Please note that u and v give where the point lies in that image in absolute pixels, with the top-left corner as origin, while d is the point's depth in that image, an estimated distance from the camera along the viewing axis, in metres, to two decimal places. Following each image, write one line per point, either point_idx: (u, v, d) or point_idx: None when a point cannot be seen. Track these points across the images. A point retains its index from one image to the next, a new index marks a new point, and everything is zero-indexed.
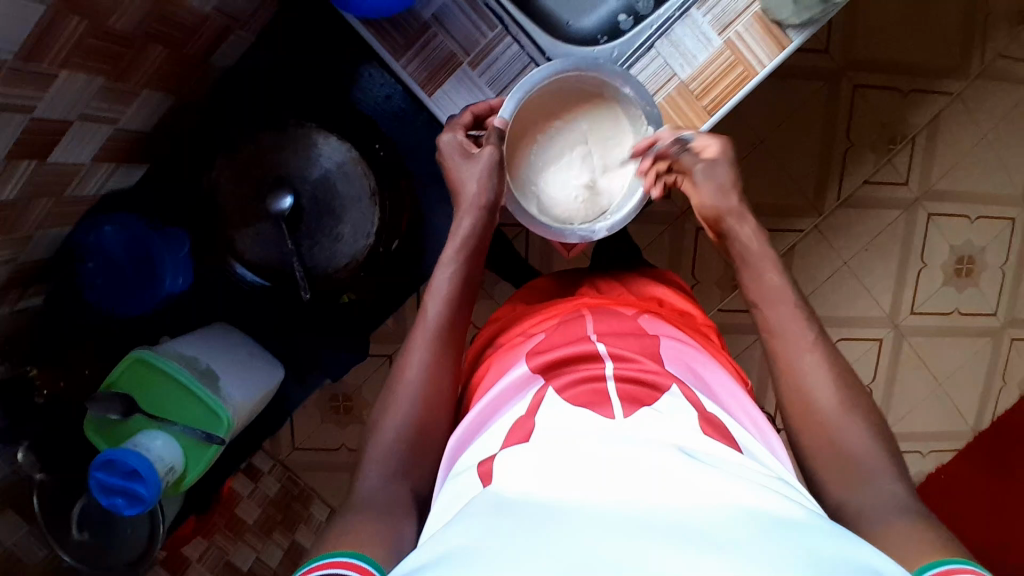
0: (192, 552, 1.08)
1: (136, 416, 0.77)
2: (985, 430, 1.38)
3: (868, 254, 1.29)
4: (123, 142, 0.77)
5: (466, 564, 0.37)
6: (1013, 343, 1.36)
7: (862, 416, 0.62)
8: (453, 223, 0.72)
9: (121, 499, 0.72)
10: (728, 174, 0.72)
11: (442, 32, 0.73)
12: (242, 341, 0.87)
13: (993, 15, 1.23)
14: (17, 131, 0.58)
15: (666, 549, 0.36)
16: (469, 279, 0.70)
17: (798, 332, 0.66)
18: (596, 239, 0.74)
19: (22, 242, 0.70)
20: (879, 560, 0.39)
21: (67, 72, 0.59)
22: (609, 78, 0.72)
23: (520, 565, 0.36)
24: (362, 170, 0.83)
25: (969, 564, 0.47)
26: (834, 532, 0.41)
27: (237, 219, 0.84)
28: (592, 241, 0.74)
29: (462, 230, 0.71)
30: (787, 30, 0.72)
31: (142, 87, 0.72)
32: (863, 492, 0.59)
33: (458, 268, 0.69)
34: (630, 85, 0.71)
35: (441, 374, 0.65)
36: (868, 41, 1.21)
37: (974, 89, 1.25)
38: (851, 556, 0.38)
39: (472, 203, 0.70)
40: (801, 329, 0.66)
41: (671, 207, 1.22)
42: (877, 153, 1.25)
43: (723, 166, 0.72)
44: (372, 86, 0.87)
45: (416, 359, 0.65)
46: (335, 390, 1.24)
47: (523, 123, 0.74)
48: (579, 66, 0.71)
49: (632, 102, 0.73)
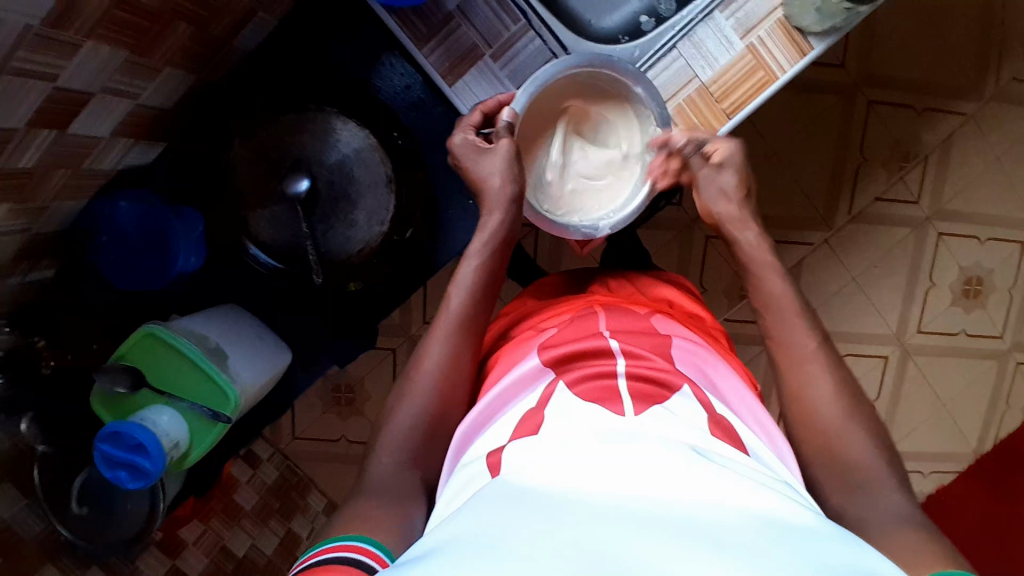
0: (188, 534, 1.00)
1: (143, 391, 0.78)
2: (987, 452, 1.37)
3: (876, 271, 1.29)
4: (143, 118, 0.77)
5: (474, 547, 0.37)
6: (1018, 366, 1.36)
7: (868, 424, 0.62)
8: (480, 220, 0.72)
9: (124, 472, 0.73)
10: (732, 181, 0.74)
11: (465, 23, 0.74)
12: (253, 323, 0.87)
13: (1011, 37, 1.24)
14: (40, 99, 0.59)
15: (672, 544, 0.36)
16: (494, 273, 0.70)
17: (804, 336, 0.66)
18: (598, 236, 0.74)
19: (37, 212, 0.71)
20: (881, 563, 0.39)
21: (92, 44, 0.60)
22: (623, 75, 0.72)
23: (530, 552, 0.36)
24: (380, 157, 0.84)
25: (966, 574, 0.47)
26: (837, 534, 0.41)
27: (253, 200, 0.85)
28: (594, 239, 0.74)
29: (491, 226, 0.71)
30: (808, 37, 0.73)
31: (166, 63, 0.73)
32: (867, 499, 0.58)
33: (484, 260, 0.70)
34: (642, 84, 0.71)
35: (459, 366, 0.65)
36: (885, 58, 1.21)
37: (989, 111, 1.25)
38: (853, 558, 0.38)
39: (498, 200, 0.70)
40: (807, 335, 0.66)
41: (682, 214, 1.22)
42: (890, 170, 1.25)
43: (730, 172, 0.74)
44: (393, 76, 0.87)
45: (435, 350, 0.65)
46: (339, 380, 1.26)
47: (537, 118, 0.75)
48: (593, 62, 0.71)
49: (643, 102, 0.73)
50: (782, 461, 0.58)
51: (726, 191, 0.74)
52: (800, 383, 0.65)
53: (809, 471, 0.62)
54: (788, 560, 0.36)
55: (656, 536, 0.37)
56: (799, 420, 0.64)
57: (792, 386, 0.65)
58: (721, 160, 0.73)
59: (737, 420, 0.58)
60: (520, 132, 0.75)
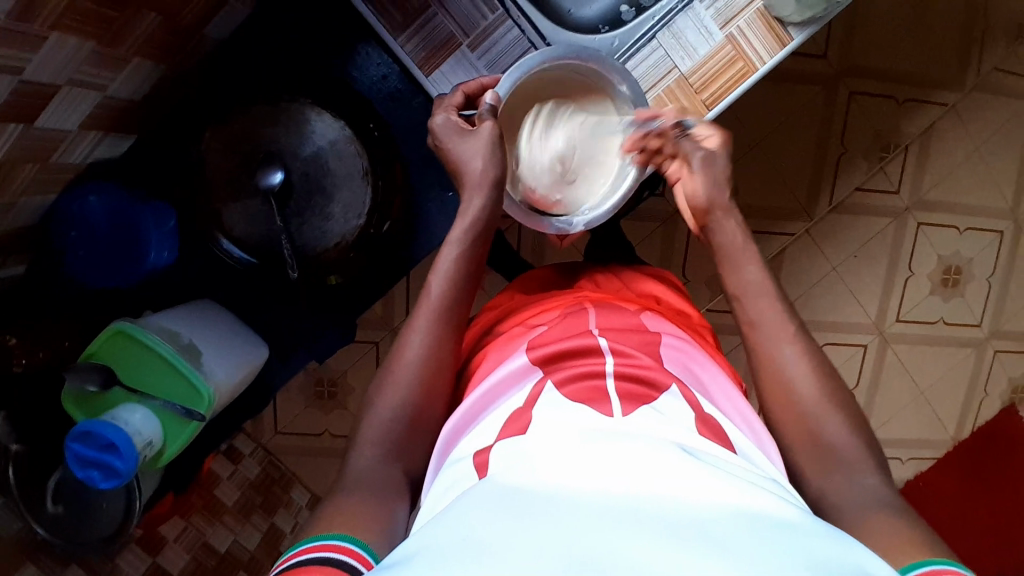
0: (169, 531, 1.01)
1: (114, 389, 0.76)
2: (965, 440, 1.38)
3: (856, 261, 1.29)
4: (113, 110, 0.75)
5: (456, 553, 0.37)
6: (995, 355, 1.37)
7: (846, 407, 0.62)
8: (462, 202, 0.70)
9: (96, 472, 0.71)
10: (724, 168, 0.71)
11: (442, 12, 0.72)
12: (228, 319, 0.86)
13: (991, 28, 1.24)
14: (8, 91, 0.58)
15: (668, 548, 0.35)
16: (475, 262, 0.69)
17: (780, 323, 0.66)
18: (572, 231, 0.73)
19: (5, 207, 0.69)
20: (870, 560, 0.39)
21: (59, 35, 0.58)
22: (608, 71, 0.72)
23: (527, 553, 0.36)
24: (355, 149, 0.84)
25: (955, 565, 0.47)
26: (825, 532, 0.40)
27: (224, 193, 0.84)
28: (569, 234, 0.73)
29: (473, 209, 0.69)
30: (789, 27, 0.72)
31: (134, 53, 0.71)
32: (847, 482, 0.59)
33: (465, 249, 0.68)
34: (626, 82, 0.71)
35: (441, 357, 0.64)
36: (867, 48, 1.22)
37: (968, 102, 1.26)
38: (836, 555, 0.38)
39: (478, 181, 0.69)
40: (783, 321, 0.66)
41: (664, 205, 1.22)
42: (870, 161, 1.25)
43: (723, 159, 0.71)
44: (369, 66, 0.85)
45: (416, 341, 0.64)
46: (321, 374, 1.24)
47: (517, 101, 0.74)
48: (578, 55, 0.70)
49: (625, 101, 0.74)
50: (766, 455, 0.58)
51: (719, 175, 0.70)
52: (772, 363, 0.65)
53: (789, 457, 0.63)
54: (768, 557, 0.36)
55: (634, 534, 0.37)
56: (780, 403, 0.64)
57: (766, 371, 0.65)
58: (713, 145, 0.71)
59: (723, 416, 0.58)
60: (501, 115, 0.73)
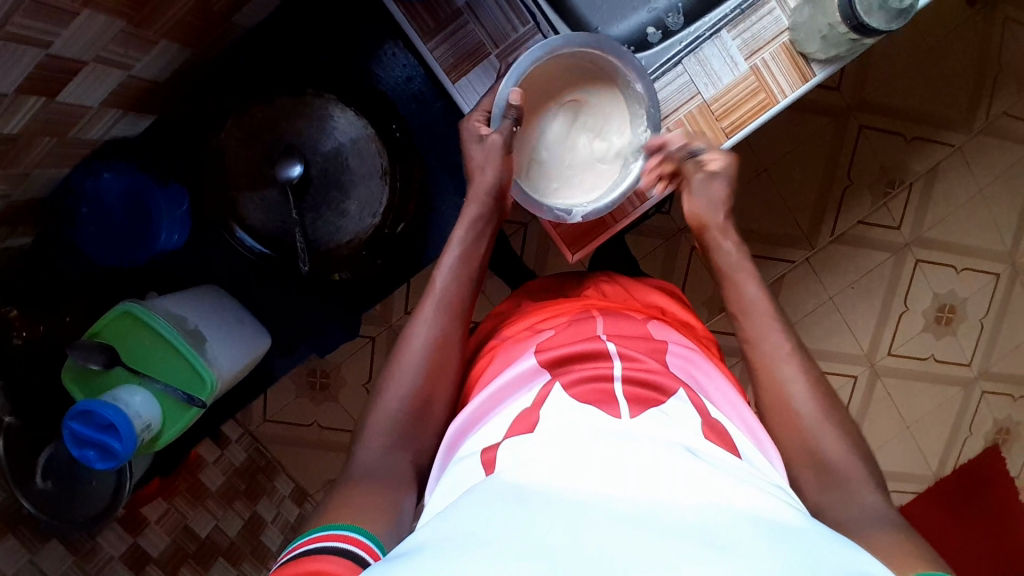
0: (150, 512, 0.94)
1: (118, 368, 0.76)
2: (947, 476, 1.39)
3: (853, 293, 1.31)
4: (134, 90, 0.75)
5: (472, 550, 0.37)
6: (983, 395, 1.39)
7: (847, 428, 0.63)
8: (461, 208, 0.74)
9: (93, 451, 0.71)
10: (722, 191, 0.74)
11: (473, 21, 0.73)
12: (232, 306, 0.87)
13: (1003, 73, 1.26)
14: (30, 65, 0.58)
15: (682, 551, 0.36)
16: (476, 258, 0.72)
17: (778, 339, 0.67)
18: (570, 222, 0.70)
19: (19, 179, 0.70)
20: (871, 564, 0.40)
21: (89, 12, 0.59)
22: (625, 67, 0.69)
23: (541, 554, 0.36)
24: (376, 148, 0.83)
25: None
26: (826, 536, 0.42)
27: (243, 182, 0.83)
28: (565, 223, 0.70)
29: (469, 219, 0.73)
30: (812, 63, 0.73)
31: (162, 36, 0.71)
32: (841, 498, 0.59)
33: (465, 247, 0.71)
34: (642, 81, 0.69)
35: (446, 348, 0.66)
36: (880, 83, 1.23)
37: (975, 144, 1.27)
38: (839, 558, 0.39)
39: (479, 193, 0.72)
40: (781, 336, 0.68)
41: (669, 223, 1.23)
42: (875, 195, 1.27)
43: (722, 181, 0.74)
44: (395, 66, 0.88)
45: (421, 331, 0.66)
46: (315, 365, 1.24)
47: (540, 76, 0.70)
48: (601, 45, 0.67)
49: (637, 98, 0.70)
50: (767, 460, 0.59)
51: (714, 199, 0.74)
52: (769, 381, 0.66)
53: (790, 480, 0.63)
54: (773, 559, 0.37)
55: (633, 533, 0.37)
56: (776, 417, 0.65)
57: (767, 385, 0.66)
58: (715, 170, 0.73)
59: (728, 421, 0.58)
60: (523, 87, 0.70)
